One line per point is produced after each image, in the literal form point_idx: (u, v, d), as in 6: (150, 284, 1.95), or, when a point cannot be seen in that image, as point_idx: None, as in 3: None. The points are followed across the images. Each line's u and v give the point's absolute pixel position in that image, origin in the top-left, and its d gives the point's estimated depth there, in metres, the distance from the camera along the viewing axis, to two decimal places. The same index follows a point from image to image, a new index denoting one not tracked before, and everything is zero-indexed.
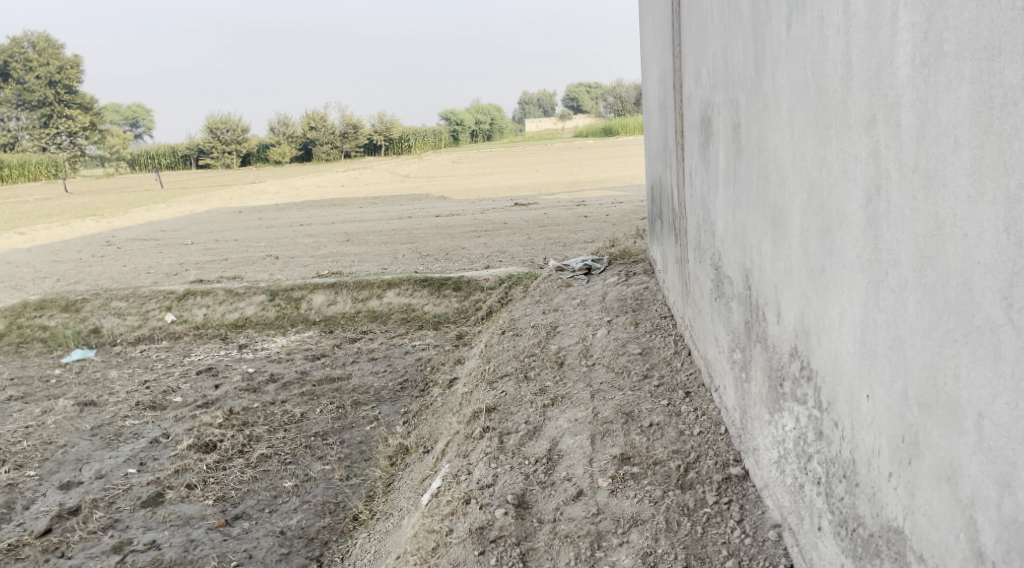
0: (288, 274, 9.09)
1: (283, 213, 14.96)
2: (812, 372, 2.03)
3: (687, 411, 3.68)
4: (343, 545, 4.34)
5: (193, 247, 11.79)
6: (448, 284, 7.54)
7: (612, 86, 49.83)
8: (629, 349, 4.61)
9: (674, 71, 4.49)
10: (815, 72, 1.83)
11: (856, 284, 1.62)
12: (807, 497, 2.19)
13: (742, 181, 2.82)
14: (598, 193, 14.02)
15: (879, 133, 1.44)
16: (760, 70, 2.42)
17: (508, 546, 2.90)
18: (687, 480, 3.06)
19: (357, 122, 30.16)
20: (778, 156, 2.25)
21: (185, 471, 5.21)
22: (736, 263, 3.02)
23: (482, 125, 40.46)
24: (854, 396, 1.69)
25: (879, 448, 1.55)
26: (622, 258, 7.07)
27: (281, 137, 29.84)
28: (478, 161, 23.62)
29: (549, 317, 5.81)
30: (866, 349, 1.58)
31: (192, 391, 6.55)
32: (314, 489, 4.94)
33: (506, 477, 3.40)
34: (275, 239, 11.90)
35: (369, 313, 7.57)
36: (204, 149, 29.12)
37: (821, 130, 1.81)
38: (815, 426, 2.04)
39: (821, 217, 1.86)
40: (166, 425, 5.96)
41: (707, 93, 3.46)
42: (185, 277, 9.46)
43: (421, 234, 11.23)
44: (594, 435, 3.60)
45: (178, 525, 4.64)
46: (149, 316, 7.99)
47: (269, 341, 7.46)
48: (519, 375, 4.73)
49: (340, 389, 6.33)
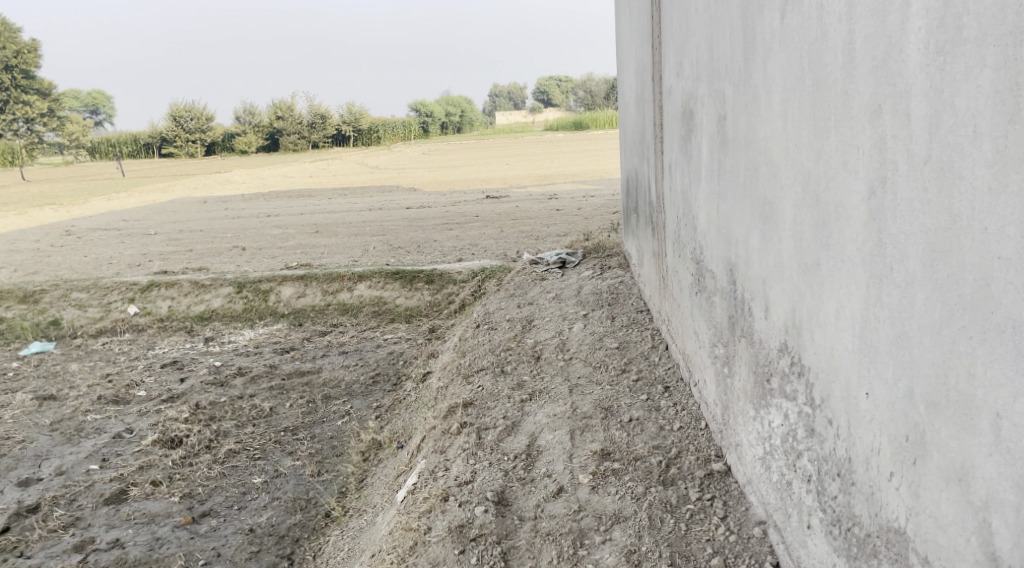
0: (256, 265, 8.91)
1: (250, 203, 14.69)
2: (804, 368, 1.99)
3: (666, 406, 3.65)
4: (315, 542, 4.24)
5: (156, 237, 11.51)
6: (421, 277, 7.43)
7: (583, 80, 49.94)
8: (606, 344, 4.58)
9: (653, 64, 4.46)
10: (812, 62, 1.79)
11: (856, 278, 1.58)
12: (795, 494, 2.16)
13: (727, 174, 2.78)
14: (569, 186, 14.02)
15: (885, 123, 1.40)
16: (749, 61, 2.38)
17: (489, 545, 2.83)
18: (669, 476, 3.02)
19: (326, 112, 29.78)
20: (769, 148, 2.21)
21: (150, 467, 5.06)
22: (719, 258, 2.98)
23: (452, 118, 40.30)
24: (851, 393, 1.65)
25: (879, 448, 1.52)
26: (597, 252, 7.04)
27: (247, 126, 29.30)
28: (448, 153, 23.46)
29: (524, 311, 5.75)
30: (866, 345, 1.55)
31: (157, 385, 6.37)
32: (284, 485, 4.83)
33: (484, 473, 3.34)
34: (241, 230, 11.66)
35: (339, 306, 7.43)
36: (167, 137, 28.50)
37: (818, 121, 1.78)
38: (806, 424, 2.01)
39: (816, 211, 1.83)
40: (129, 420, 5.78)
41: (689, 85, 3.42)
42: (149, 268, 9.22)
43: (391, 226, 11.10)
44: (573, 430, 3.56)
45: (143, 523, 4.50)
46: (111, 308, 7.76)
47: (236, 334, 7.30)
48: (495, 369, 4.67)
49: (310, 383, 6.21)
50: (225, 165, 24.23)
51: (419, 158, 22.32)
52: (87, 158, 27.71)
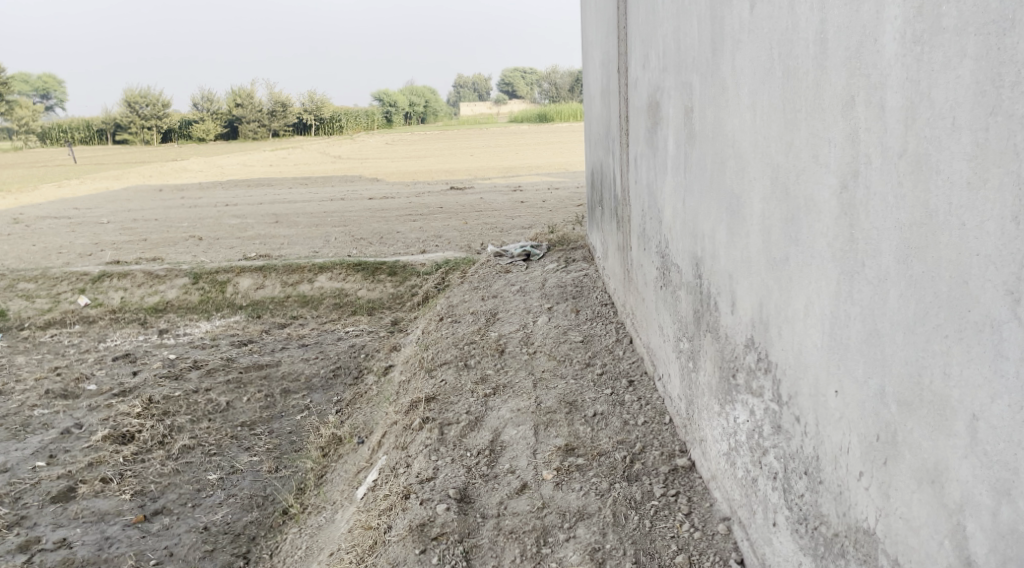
0: (213, 256, 8.68)
1: (207, 192, 14.35)
2: (771, 364, 1.97)
3: (630, 400, 3.62)
4: (271, 541, 4.14)
5: (109, 226, 11.17)
6: (383, 268, 7.32)
7: (548, 73, 49.87)
8: (570, 338, 4.55)
9: (619, 55, 4.42)
10: (783, 53, 1.76)
11: (826, 274, 1.55)
12: (761, 492, 2.15)
13: (693, 167, 2.75)
14: (534, 178, 13.96)
15: (858, 115, 1.37)
16: (717, 52, 2.35)
17: (451, 544, 2.77)
18: (633, 471, 3.00)
19: (287, 100, 29.23)
20: (737, 141, 2.19)
21: (100, 464, 4.88)
22: (685, 251, 2.95)
23: (416, 108, 39.93)
24: (820, 391, 1.63)
25: (848, 446, 1.49)
26: (561, 244, 7.00)
27: (205, 113, 28.61)
28: (411, 143, 23.22)
29: (488, 303, 5.68)
30: (836, 341, 1.52)
31: (108, 379, 6.16)
32: (241, 481, 4.70)
33: (446, 470, 3.28)
34: (198, 220, 11.38)
35: (299, 298, 7.26)
36: (121, 124, 27.71)
37: (788, 114, 1.75)
38: (773, 420, 1.99)
39: (785, 204, 1.79)
40: (78, 415, 5.59)
41: (656, 77, 3.38)
42: (101, 258, 8.93)
43: (353, 217, 10.93)
44: (537, 425, 3.51)
45: (92, 522, 4.34)
46: (61, 299, 7.50)
47: (192, 326, 7.10)
48: (458, 362, 4.60)
49: (269, 377, 6.07)
50: (182, 153, 23.64)
51: (382, 148, 22.04)
52: (38, 143, 26.81)
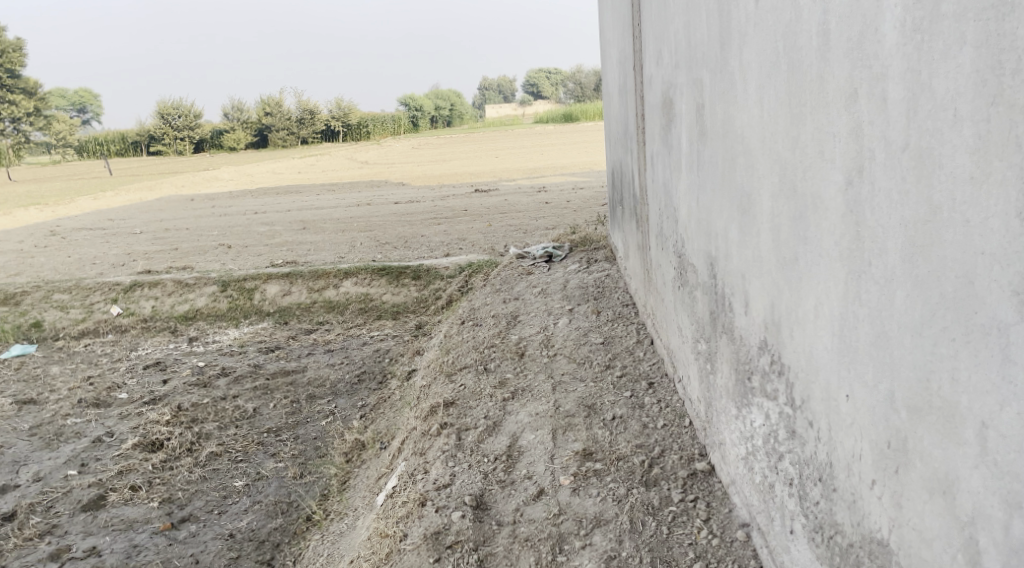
0: (241, 264, 8.78)
1: (237, 200, 14.53)
2: (784, 367, 1.91)
3: (651, 403, 3.56)
4: (295, 547, 4.15)
5: (142, 236, 11.37)
6: (407, 272, 7.32)
7: (573, 72, 49.74)
8: (591, 340, 4.50)
9: (634, 53, 4.35)
10: (787, 46, 1.70)
11: (834, 274, 1.49)
12: (778, 497, 2.08)
13: (706, 165, 2.69)
14: (559, 178, 13.91)
15: (860, 108, 1.31)
16: (725, 46, 2.29)
17: (466, 552, 2.74)
18: (652, 476, 2.94)
19: (314, 107, 29.55)
20: (746, 137, 2.13)
21: (129, 472, 4.95)
22: (700, 251, 2.89)
23: (442, 112, 40.11)
24: (831, 395, 1.57)
25: (861, 453, 1.43)
26: (584, 245, 6.95)
27: (235, 122, 29.03)
28: (436, 147, 23.27)
29: (510, 306, 5.65)
30: (845, 344, 1.46)
31: (138, 387, 6.25)
32: (266, 488, 4.73)
33: (463, 476, 3.25)
34: (227, 228, 11.52)
35: (325, 303, 7.30)
36: (154, 135, 28.23)
37: (793, 108, 1.69)
38: (788, 425, 1.92)
39: (794, 201, 1.73)
40: (109, 423, 5.67)
41: (669, 74, 3.32)
42: (132, 268, 9.09)
43: (379, 221, 10.99)
44: (555, 429, 3.47)
45: (121, 530, 4.39)
46: (93, 309, 7.63)
47: (220, 333, 7.18)
48: (479, 366, 4.57)
49: (294, 383, 6.10)
50: (213, 162, 24.00)
51: (408, 153, 22.12)
52: (75, 156, 27.39)
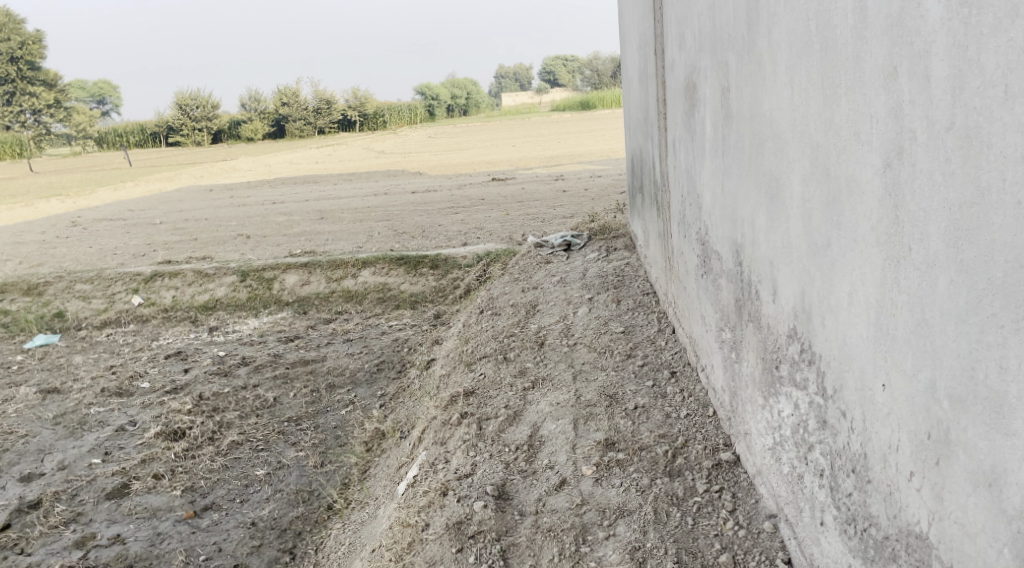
0: (260, 254, 8.82)
1: (255, 191, 14.58)
2: (815, 356, 1.87)
3: (673, 393, 3.53)
4: (317, 536, 4.16)
5: (162, 226, 11.44)
6: (425, 262, 7.31)
7: (589, 60, 49.42)
8: (611, 328, 4.46)
9: (655, 37, 4.28)
10: (820, 25, 1.65)
11: (871, 259, 1.45)
12: (807, 489, 2.04)
13: (731, 150, 2.64)
14: (576, 166, 13.83)
15: (901, 87, 1.26)
16: (753, 27, 2.23)
17: (488, 543, 2.73)
18: (675, 466, 2.91)
19: (331, 97, 29.59)
20: (774, 120, 2.08)
21: (152, 460, 4.99)
22: (726, 238, 2.83)
23: (458, 100, 40.04)
24: (866, 385, 1.52)
25: (898, 444, 1.39)
26: (603, 233, 6.89)
27: (252, 113, 29.10)
28: (452, 136, 23.21)
29: (529, 294, 5.63)
30: (882, 332, 1.42)
31: (160, 376, 6.31)
32: (287, 477, 4.75)
33: (484, 466, 3.24)
34: (246, 218, 11.57)
35: (344, 293, 7.30)
36: (173, 126, 28.39)
37: (827, 89, 1.64)
38: (818, 415, 1.88)
39: (826, 185, 1.69)
40: (132, 412, 5.72)
41: (692, 58, 3.26)
42: (153, 258, 9.15)
43: (397, 211, 10.98)
44: (576, 419, 3.44)
45: (144, 518, 4.43)
46: (115, 299, 7.70)
47: (240, 323, 7.22)
48: (498, 355, 4.54)
49: (314, 372, 6.12)
50: (231, 153, 24.11)
51: (424, 142, 22.08)
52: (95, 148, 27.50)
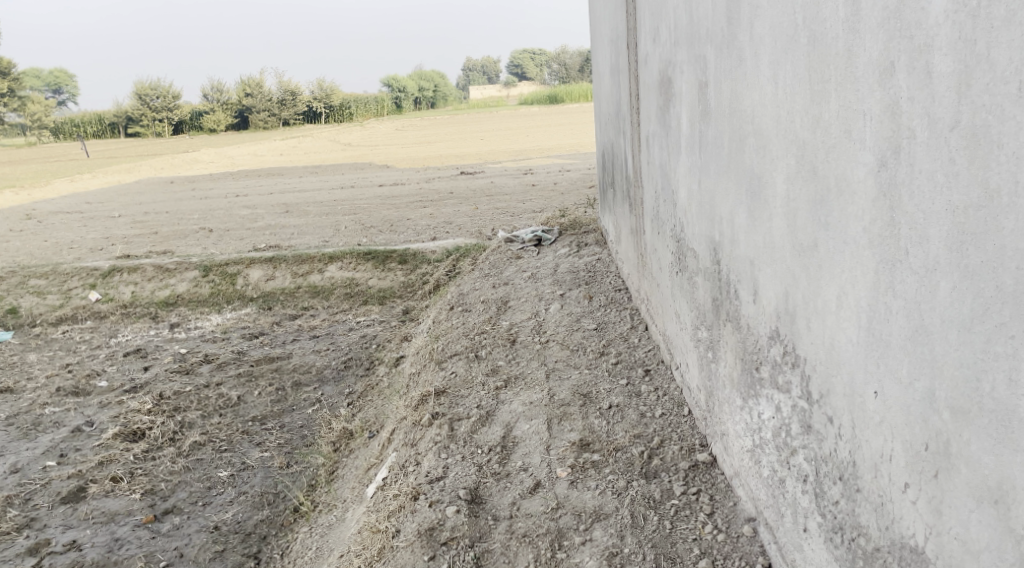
0: (223, 248, 8.60)
1: (217, 183, 14.26)
2: (799, 359, 1.82)
3: (647, 391, 3.48)
4: (283, 540, 4.04)
5: (120, 219, 11.12)
6: (394, 257, 7.19)
7: (557, 54, 49.36)
8: (584, 325, 4.41)
9: (628, 31, 4.22)
10: (807, 18, 1.59)
11: (862, 262, 1.40)
12: (789, 494, 2.00)
13: (709, 146, 2.59)
14: (545, 160, 13.76)
15: (898, 82, 1.21)
16: (733, 21, 2.17)
17: (462, 549, 2.65)
18: (651, 468, 2.86)
19: (296, 88, 29.10)
20: (756, 117, 2.02)
21: (110, 462, 4.81)
22: (702, 235, 2.79)
23: (425, 93, 39.69)
24: (856, 391, 1.48)
25: (890, 453, 1.34)
26: (574, 227, 6.83)
27: (215, 104, 28.45)
28: (420, 129, 22.98)
29: (500, 290, 5.55)
30: (874, 337, 1.37)
31: (119, 374, 6.10)
32: (252, 478, 4.61)
33: (457, 469, 3.16)
34: (209, 211, 11.29)
35: (310, 288, 7.14)
36: (132, 116, 27.62)
37: (814, 85, 1.59)
38: (802, 419, 1.84)
39: (813, 184, 1.63)
40: (89, 412, 5.53)
41: (667, 52, 3.20)
42: (111, 252, 8.87)
43: (364, 205, 10.81)
44: (550, 419, 3.38)
45: (102, 523, 4.27)
46: (72, 295, 7.45)
47: (202, 319, 7.02)
48: (469, 353, 4.45)
49: (279, 369, 5.97)
50: (193, 144, 23.56)
51: (391, 134, 21.82)
52: (51, 138, 26.67)
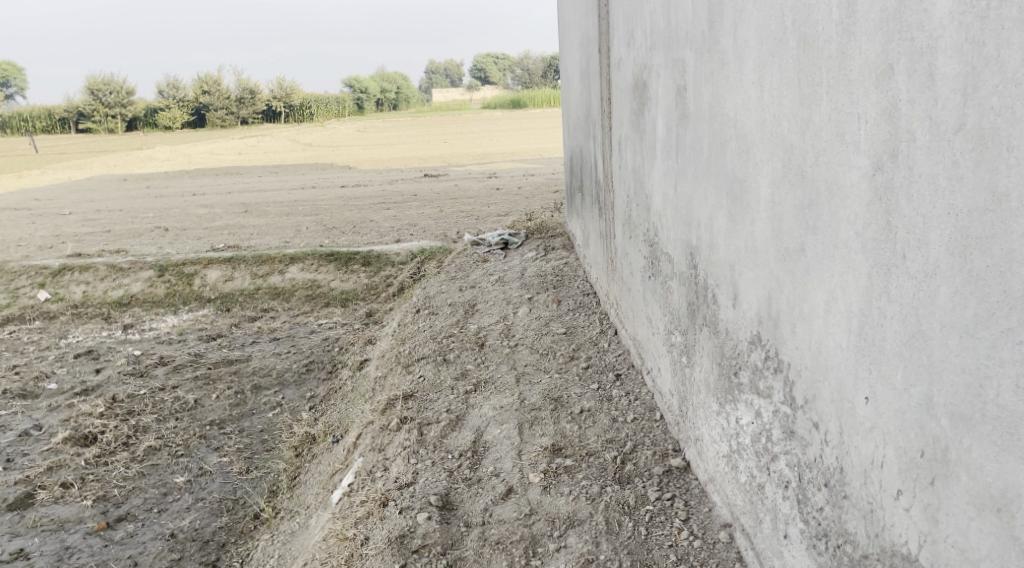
0: (179, 248, 8.38)
1: (174, 182, 13.92)
2: (781, 364, 1.81)
3: (618, 395, 3.46)
4: (243, 547, 3.92)
5: (71, 217, 10.76)
6: (357, 259, 7.07)
7: (520, 59, 49.47)
8: (553, 329, 4.38)
9: (601, 34, 4.21)
10: (797, 20, 1.57)
11: (854, 267, 1.39)
12: (769, 499, 1.99)
13: (687, 150, 2.58)
14: (509, 164, 13.75)
15: (896, 85, 1.20)
16: (715, 25, 2.16)
17: (433, 557, 2.59)
18: (625, 473, 2.84)
19: (255, 86, 28.62)
20: (739, 121, 2.01)
21: (60, 468, 4.63)
22: (678, 239, 2.78)
23: (387, 94, 39.41)
24: (844, 397, 1.47)
25: (881, 459, 1.33)
26: (540, 231, 6.80)
27: (171, 100, 27.81)
28: (383, 131, 22.78)
29: (467, 294, 5.48)
30: (866, 342, 1.36)
31: (70, 376, 5.89)
32: (209, 484, 4.47)
33: (427, 474, 3.09)
34: (164, 210, 11.00)
35: (270, 290, 6.99)
36: (84, 112, 26.83)
37: (804, 89, 1.57)
38: (784, 424, 1.83)
39: (801, 188, 1.62)
40: (38, 416, 5.32)
41: (643, 55, 3.19)
42: (61, 251, 8.57)
43: (326, 205, 10.65)
44: (521, 424, 3.34)
45: (51, 530, 4.09)
46: (19, 294, 7.20)
47: (158, 320, 6.82)
48: (437, 356, 4.38)
49: (239, 372, 5.82)
50: (148, 141, 22.98)
51: (353, 136, 21.53)
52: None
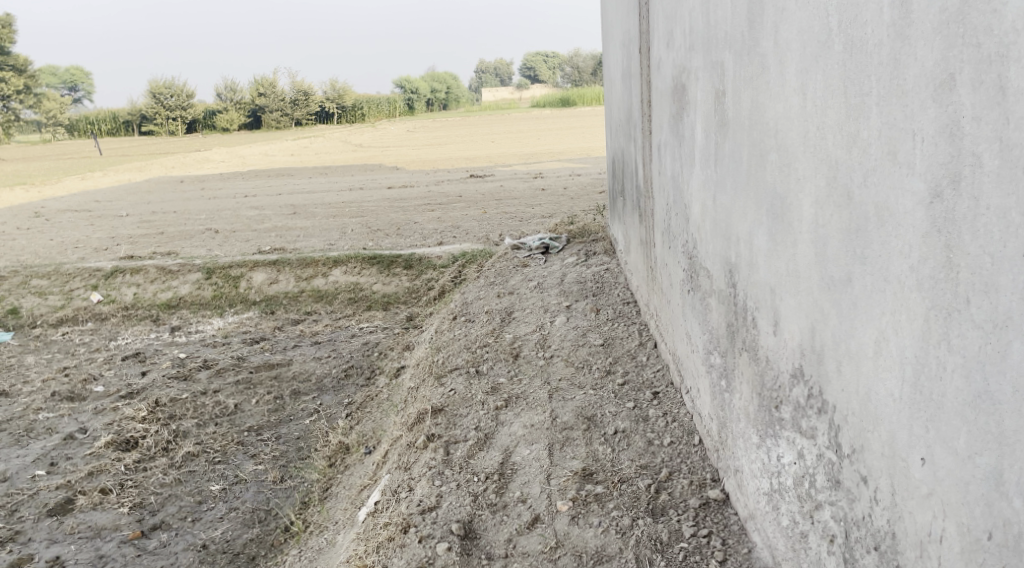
0: (228, 250, 8.46)
1: (227, 183, 14.13)
2: (826, 405, 1.62)
3: (655, 416, 3.26)
4: (272, 561, 3.86)
5: (128, 219, 11.00)
6: (399, 262, 7.00)
7: (571, 57, 49.12)
8: (590, 340, 4.21)
9: (641, 35, 4.02)
10: (844, 22, 1.38)
11: (907, 305, 1.20)
12: (812, 550, 1.80)
13: (726, 160, 2.39)
14: (556, 164, 13.56)
15: (959, 98, 1.04)
16: (755, 25, 1.97)
17: None
18: (659, 504, 2.66)
19: (309, 88, 28.99)
20: (780, 130, 1.82)
21: (100, 473, 4.65)
22: (717, 255, 2.58)
23: (437, 95, 39.60)
24: (897, 454, 1.28)
25: (940, 533, 1.17)
26: (583, 235, 6.63)
27: (228, 103, 28.41)
28: (432, 130, 22.79)
29: (505, 300, 5.35)
30: (921, 397, 1.18)
31: (116, 379, 5.95)
32: (243, 493, 4.44)
33: (451, 498, 2.97)
34: (216, 211, 11.14)
35: (313, 293, 6.97)
36: (146, 115, 27.58)
37: (851, 99, 1.38)
38: (828, 472, 1.64)
39: (847, 211, 1.43)
40: (83, 418, 5.37)
41: (682, 56, 2.99)
42: (115, 253, 8.74)
43: (372, 207, 10.65)
44: (552, 444, 3.19)
45: (87, 538, 4.10)
46: (73, 296, 7.32)
47: (203, 323, 6.86)
48: (471, 368, 4.26)
49: (279, 377, 5.80)
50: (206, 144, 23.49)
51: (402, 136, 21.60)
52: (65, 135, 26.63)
